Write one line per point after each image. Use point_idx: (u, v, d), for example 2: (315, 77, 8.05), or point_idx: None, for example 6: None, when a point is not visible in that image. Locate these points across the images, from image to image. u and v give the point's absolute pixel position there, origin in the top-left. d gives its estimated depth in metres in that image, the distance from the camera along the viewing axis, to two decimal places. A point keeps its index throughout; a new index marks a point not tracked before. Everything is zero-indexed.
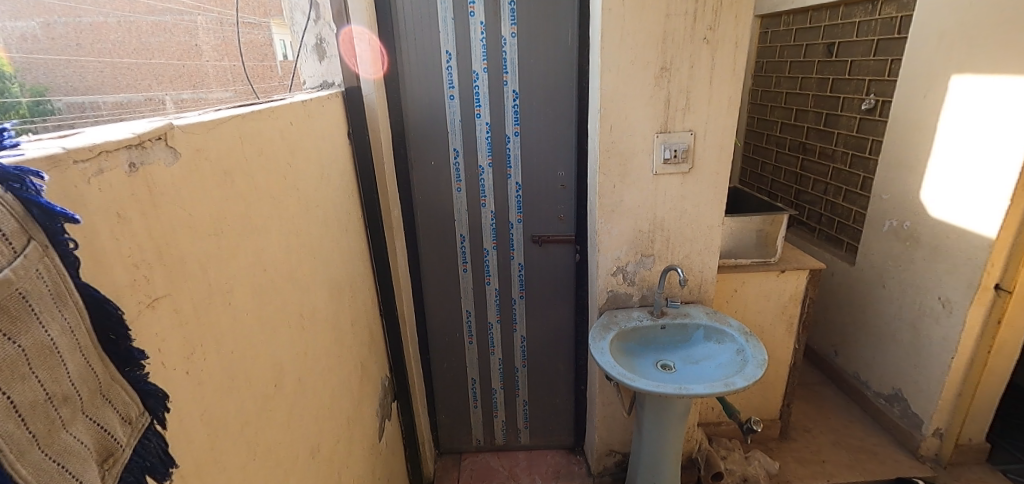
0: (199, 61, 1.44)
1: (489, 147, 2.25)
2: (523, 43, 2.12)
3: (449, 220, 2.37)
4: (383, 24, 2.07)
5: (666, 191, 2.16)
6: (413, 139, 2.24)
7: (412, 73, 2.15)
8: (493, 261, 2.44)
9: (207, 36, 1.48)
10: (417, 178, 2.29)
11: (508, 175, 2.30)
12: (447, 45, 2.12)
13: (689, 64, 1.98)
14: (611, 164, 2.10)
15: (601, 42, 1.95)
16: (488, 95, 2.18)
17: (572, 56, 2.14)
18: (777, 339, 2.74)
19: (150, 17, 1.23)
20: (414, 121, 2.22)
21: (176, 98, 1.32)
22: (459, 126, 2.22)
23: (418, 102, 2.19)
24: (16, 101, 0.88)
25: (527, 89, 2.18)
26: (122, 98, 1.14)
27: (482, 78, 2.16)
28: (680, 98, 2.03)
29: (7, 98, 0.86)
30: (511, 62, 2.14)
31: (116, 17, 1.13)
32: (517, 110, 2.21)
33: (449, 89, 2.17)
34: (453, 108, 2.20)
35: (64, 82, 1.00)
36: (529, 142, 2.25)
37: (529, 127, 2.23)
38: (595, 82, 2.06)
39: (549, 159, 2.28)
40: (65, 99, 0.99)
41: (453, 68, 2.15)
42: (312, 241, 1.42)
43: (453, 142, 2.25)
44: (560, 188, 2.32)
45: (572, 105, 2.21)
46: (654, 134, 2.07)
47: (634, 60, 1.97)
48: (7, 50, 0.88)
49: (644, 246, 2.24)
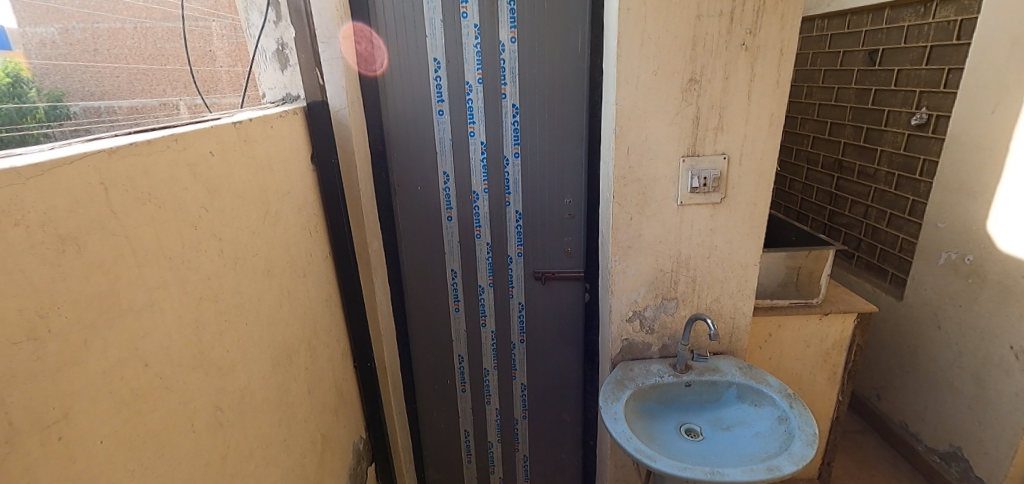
0: (212, 65, 1.52)
1: (484, 171, 1.93)
2: (524, 49, 1.80)
3: (439, 253, 2.05)
4: (361, 28, 1.77)
5: (693, 225, 1.82)
6: (396, 160, 1.93)
7: (394, 85, 1.85)
8: (489, 299, 2.12)
9: (220, 43, 1.57)
10: (402, 205, 1.98)
11: (506, 202, 1.97)
12: (436, 52, 1.81)
13: (724, 75, 1.65)
14: (629, 193, 1.77)
15: (617, 48, 1.63)
16: (483, 110, 1.86)
17: (582, 65, 1.82)
18: (817, 390, 2.38)
19: (165, 22, 1.37)
20: (397, 140, 1.91)
21: (189, 103, 1.39)
22: (450, 147, 1.91)
23: (402, 118, 1.88)
24: (34, 105, 0.95)
25: (529, 103, 1.86)
26: (134, 102, 1.22)
27: (476, 90, 1.84)
28: (712, 116, 1.70)
29: (27, 103, 0.92)
30: (511, 72, 1.82)
31: (131, 22, 1.24)
32: (517, 128, 1.89)
33: (438, 103, 1.86)
34: (443, 125, 1.89)
35: (80, 88, 1.08)
36: (532, 165, 1.93)
37: (531, 148, 1.91)
38: (608, 95, 1.74)
39: (554, 185, 1.95)
40: (81, 103, 1.07)
41: (442, 79, 1.84)
42: (246, 301, 1.11)
43: (443, 165, 1.93)
44: (567, 218, 2.00)
45: (581, 123, 1.88)
46: (680, 158, 1.74)
47: (658, 71, 1.64)
48: (26, 56, 0.96)
49: (666, 288, 1.90)
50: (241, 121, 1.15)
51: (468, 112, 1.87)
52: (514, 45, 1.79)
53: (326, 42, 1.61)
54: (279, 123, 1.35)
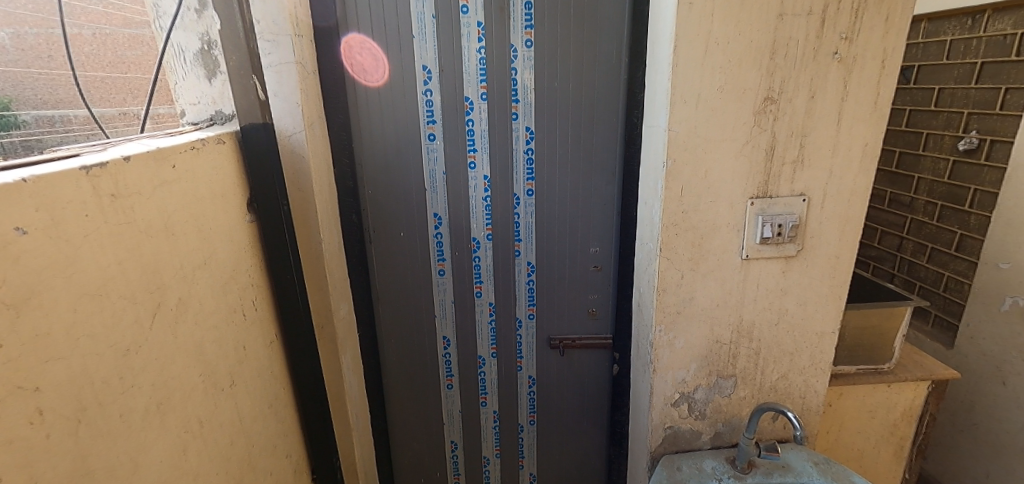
0: None
1: (488, 213, 1.49)
2: (542, 56, 1.38)
3: (428, 317, 1.59)
4: (358, 34, 1.34)
5: (759, 284, 1.41)
6: (372, 198, 1.47)
7: (368, 100, 1.39)
8: (492, 373, 1.66)
9: None
10: (380, 257, 1.52)
11: (515, 252, 1.54)
12: (425, 59, 1.37)
13: (809, 93, 1.26)
14: (680, 246, 1.35)
15: (670, 55, 1.22)
16: (487, 134, 1.43)
17: (616, 78, 1.40)
18: (882, 467, 1.98)
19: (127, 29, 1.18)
20: (374, 172, 1.44)
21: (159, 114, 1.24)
22: (443, 181, 1.46)
23: (379, 143, 1.42)
24: None
25: (547, 126, 1.43)
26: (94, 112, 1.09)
27: (479, 108, 1.41)
28: (792, 145, 1.30)
29: None
30: (524, 84, 1.40)
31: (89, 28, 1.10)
32: (532, 158, 1.46)
33: (428, 125, 1.42)
34: (434, 153, 1.44)
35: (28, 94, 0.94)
36: (550, 205, 1.50)
37: (548, 183, 1.48)
38: (654, 117, 1.32)
39: (577, 230, 1.53)
40: (31, 112, 0.93)
41: (432, 93, 1.39)
42: (98, 479, 0.64)
43: (433, 206, 1.48)
44: (592, 271, 1.57)
45: (614, 152, 1.47)
46: (748, 201, 1.33)
47: (725, 87, 1.23)
48: None
49: (722, 363, 1.47)
50: (107, 162, 0.68)
51: (467, 138, 1.43)
52: (529, 51, 1.37)
53: (271, 41, 1.15)
54: (192, 160, 0.88)
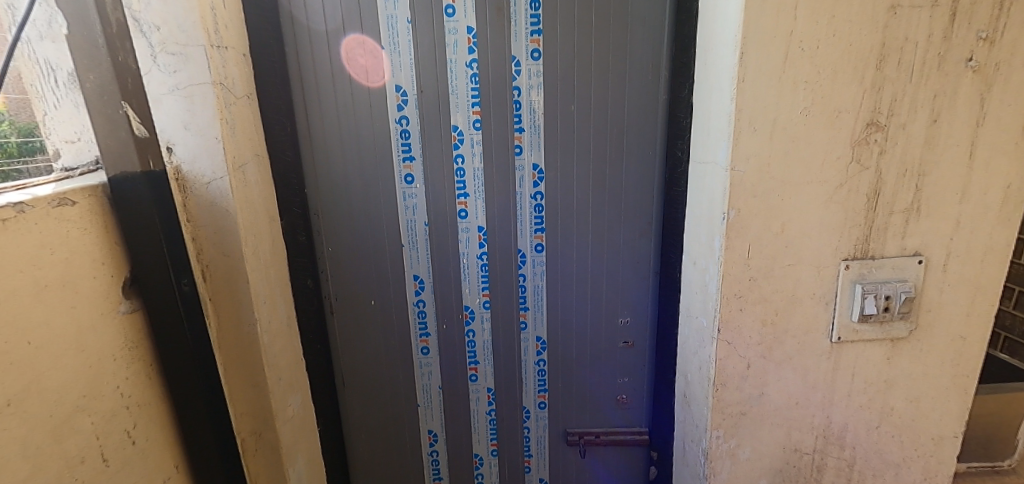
0: None
1: (485, 275, 1.15)
2: (554, 71, 1.04)
3: (409, 407, 1.24)
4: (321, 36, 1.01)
5: (854, 374, 1.03)
6: (333, 257, 1.13)
7: (325, 132, 1.06)
8: (492, 475, 1.29)
9: None
10: (346, 330, 1.18)
11: (521, 323, 1.19)
12: (399, 77, 1.04)
13: (930, 115, 0.90)
14: (745, 325, 0.99)
15: (731, 67, 0.87)
16: (483, 174, 1.09)
17: (653, 98, 1.06)
18: None
19: None
20: (335, 224, 1.11)
21: None
22: (426, 235, 1.12)
23: (342, 187, 1.09)
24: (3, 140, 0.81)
25: (561, 163, 1.09)
26: None
27: (470, 140, 1.07)
28: (904, 188, 0.93)
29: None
30: (530, 108, 1.06)
31: None
32: (542, 204, 1.11)
33: (405, 163, 1.08)
34: (412, 199, 1.10)
35: None
36: (565, 265, 1.15)
37: (563, 236, 1.13)
38: (708, 152, 0.97)
39: (601, 295, 1.18)
40: None
41: (409, 121, 1.06)
42: None
43: (414, 266, 1.14)
44: (622, 348, 1.21)
45: (650, 195, 1.11)
46: (843, 264, 0.96)
47: (811, 109, 0.88)
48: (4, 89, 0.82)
49: (801, 479, 1.09)
50: None
51: (456, 179, 1.09)
52: (536, 65, 1.04)
53: (176, 55, 0.83)
54: None
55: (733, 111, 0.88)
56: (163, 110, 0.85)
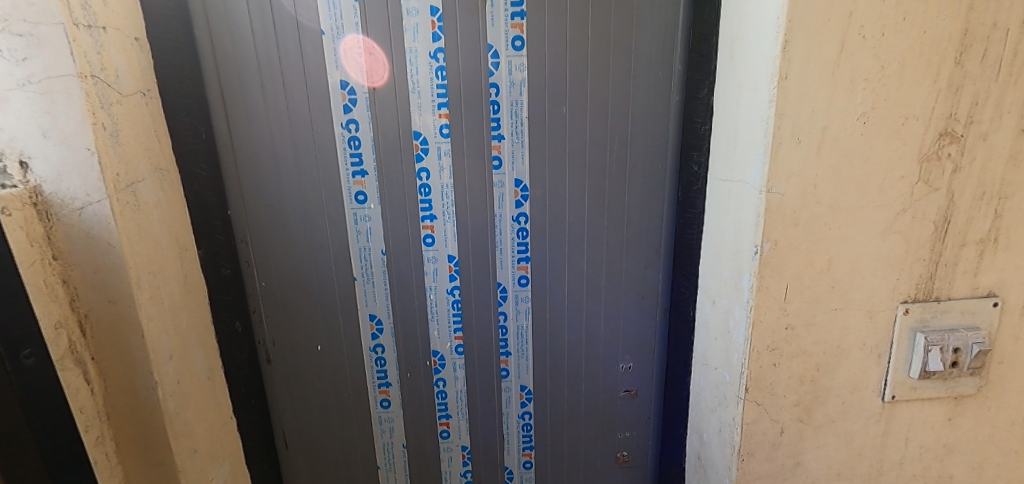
0: None
1: (457, 313, 0.94)
2: (540, 64, 0.84)
3: (366, 470, 1.02)
4: (243, 18, 0.79)
5: (908, 439, 0.84)
6: (268, 293, 0.91)
7: (252, 137, 0.84)
8: None
9: None
10: (287, 381, 0.96)
11: (502, 370, 0.98)
12: (346, 70, 0.83)
13: (1017, 123, 0.70)
14: (778, 383, 0.79)
15: (769, 59, 0.67)
16: (453, 192, 0.88)
17: (665, 98, 0.85)
18: None
19: None
20: (269, 252, 0.89)
21: None
22: (383, 266, 0.91)
23: (277, 207, 0.87)
24: None
25: (550, 178, 0.88)
26: None
27: (438, 150, 0.87)
28: (981, 214, 0.74)
29: None
30: (512, 111, 0.86)
31: None
32: (526, 228, 0.91)
33: (356, 178, 0.87)
34: (366, 223, 0.89)
35: None
36: (555, 300, 0.95)
37: (552, 266, 0.93)
38: (734, 167, 0.77)
39: (598, 336, 0.98)
40: None
41: (360, 127, 0.85)
42: None
43: (369, 304, 0.93)
44: (623, 398, 1.01)
45: (659, 217, 0.91)
46: (900, 309, 0.77)
47: (870, 116, 0.69)
48: None
49: None
50: None
51: (420, 198, 0.88)
52: (518, 56, 0.84)
53: (24, 37, 0.61)
54: None
55: (770, 117, 0.68)
56: (10, 110, 0.62)
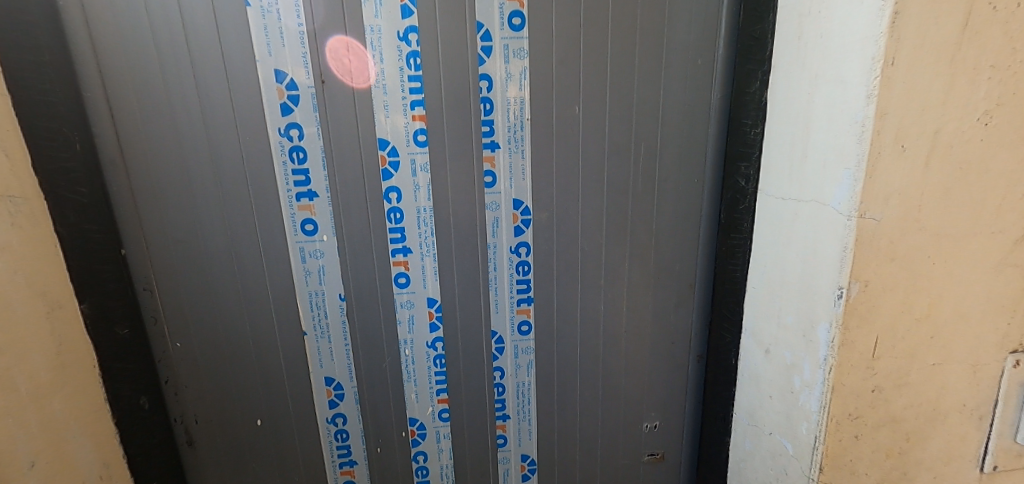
0: None
1: (441, 369, 0.75)
2: (544, 49, 0.65)
3: None
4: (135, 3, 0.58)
5: None
6: (187, 356, 0.69)
7: (158, 150, 0.62)
8: None
9: None
10: (218, 468, 0.73)
11: (498, 438, 0.78)
12: (284, 56, 0.62)
13: None
14: (860, 459, 0.62)
15: (863, 39, 0.50)
16: (432, 218, 0.69)
17: (705, 94, 0.67)
18: None
19: None
20: (188, 302, 0.67)
21: None
22: (342, 315, 0.71)
23: (196, 242, 0.66)
24: None
25: (558, 198, 0.70)
26: None
27: (411, 164, 0.67)
28: None
29: None
30: (508, 111, 0.66)
31: None
32: (528, 261, 0.72)
33: (304, 202, 0.66)
34: (318, 260, 0.68)
35: None
36: (564, 350, 0.76)
37: (559, 308, 0.74)
38: (803, 183, 0.59)
39: (616, 390, 0.79)
40: None
41: (305, 133, 0.64)
42: None
43: (325, 364, 0.72)
44: (647, 464, 0.82)
45: (694, 243, 0.73)
46: (1011, 362, 0.61)
47: (995, 115, 0.51)
48: None
49: None
50: None
51: (390, 226, 0.69)
52: (516, 39, 0.64)
53: None
54: None
55: (865, 117, 0.50)
56: None
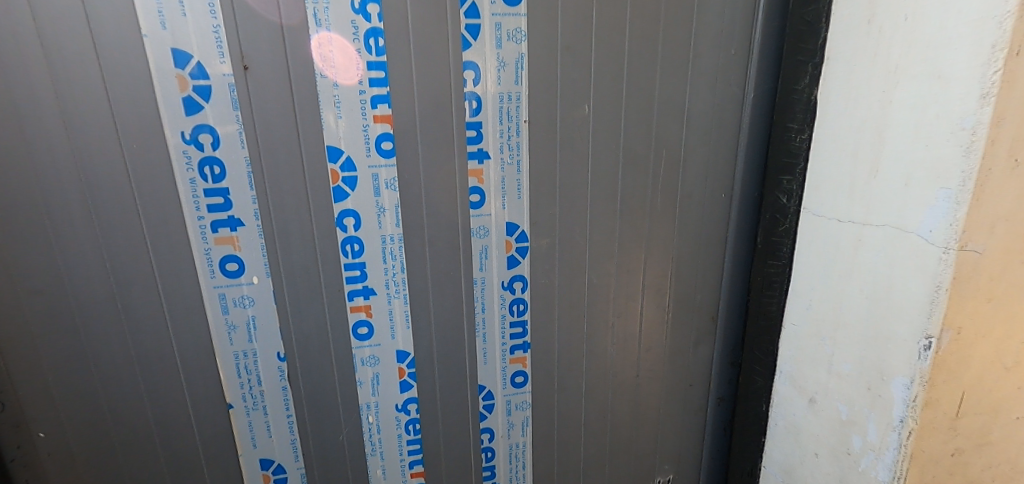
0: None
1: (414, 436, 0.61)
2: (546, 30, 0.52)
3: None
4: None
5: None
6: (68, 445, 0.51)
7: (3, 168, 0.44)
8: None
9: None
10: None
11: None
12: (188, 29, 0.45)
13: None
14: None
15: (976, 20, 0.38)
16: (401, 253, 0.55)
17: (735, 93, 0.57)
18: None
19: None
20: (59, 375, 0.49)
21: None
22: (281, 379, 0.55)
23: (73, 295, 0.48)
24: None
25: (561, 222, 0.57)
26: None
27: (372, 180, 0.52)
28: None
29: None
30: (500, 109, 0.53)
31: None
32: (524, 299, 0.59)
33: (228, 233, 0.50)
34: (245, 310, 0.52)
35: None
36: (567, 403, 0.64)
37: (561, 353, 0.62)
38: (870, 203, 0.48)
39: (624, 444, 0.67)
40: None
41: (220, 139, 0.48)
42: None
43: (260, 444, 0.56)
44: None
45: (718, 269, 0.63)
46: None
47: None
48: None
49: None
50: None
51: (346, 261, 0.54)
52: (512, 17, 0.51)
53: None
54: None
55: (978, 122, 0.39)
56: None
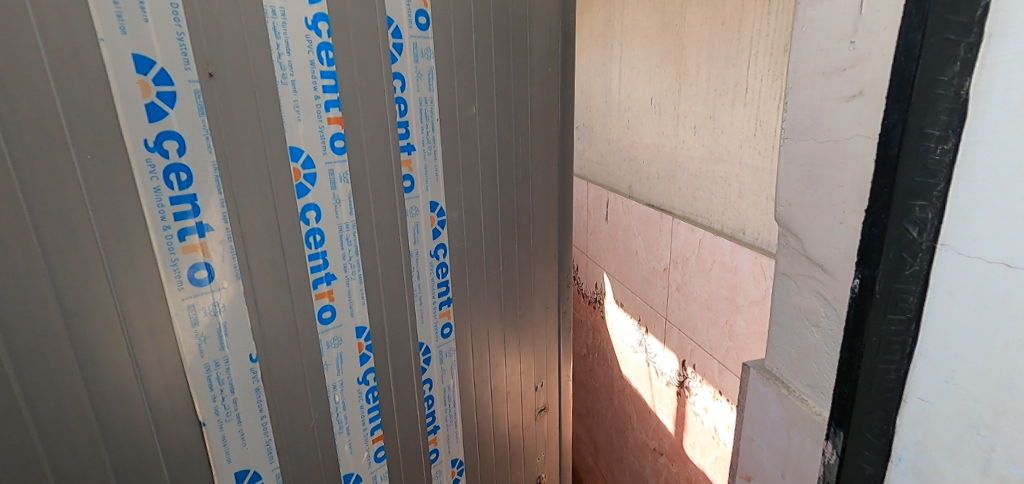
0: None
1: (373, 404, 0.87)
2: (444, 50, 0.82)
3: None
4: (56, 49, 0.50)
5: None
6: (52, 439, 0.57)
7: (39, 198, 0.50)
8: None
9: None
10: None
11: (431, 430, 0.98)
12: (149, 35, 0.55)
13: None
14: None
15: None
16: (353, 246, 0.77)
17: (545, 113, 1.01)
18: None
19: None
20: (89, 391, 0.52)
21: None
22: (254, 383, 0.71)
23: None
24: None
25: (463, 196, 0.91)
26: None
27: (329, 174, 0.72)
28: None
29: None
30: (420, 110, 0.81)
31: None
32: (444, 261, 0.91)
33: (196, 236, 0.63)
34: (216, 316, 0.66)
35: None
36: (473, 337, 1.00)
37: (467, 299, 0.97)
38: None
39: (507, 348, 1.09)
40: None
41: (185, 147, 0.60)
42: None
43: (234, 458, 0.72)
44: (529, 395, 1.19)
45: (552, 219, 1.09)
46: None
47: None
48: None
49: None
50: None
51: (310, 251, 0.73)
52: (422, 40, 0.79)
53: None
54: None
55: None
56: None
